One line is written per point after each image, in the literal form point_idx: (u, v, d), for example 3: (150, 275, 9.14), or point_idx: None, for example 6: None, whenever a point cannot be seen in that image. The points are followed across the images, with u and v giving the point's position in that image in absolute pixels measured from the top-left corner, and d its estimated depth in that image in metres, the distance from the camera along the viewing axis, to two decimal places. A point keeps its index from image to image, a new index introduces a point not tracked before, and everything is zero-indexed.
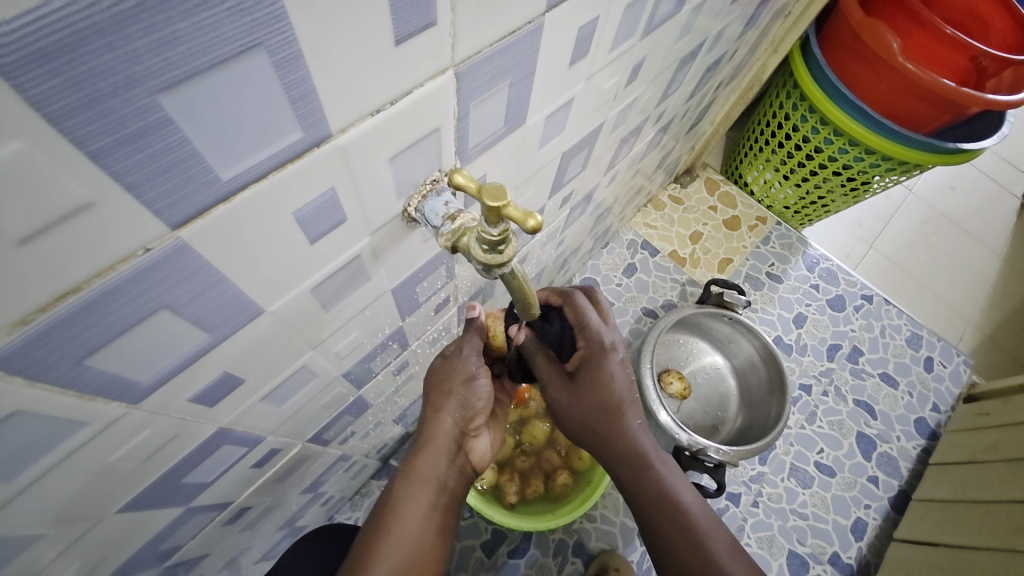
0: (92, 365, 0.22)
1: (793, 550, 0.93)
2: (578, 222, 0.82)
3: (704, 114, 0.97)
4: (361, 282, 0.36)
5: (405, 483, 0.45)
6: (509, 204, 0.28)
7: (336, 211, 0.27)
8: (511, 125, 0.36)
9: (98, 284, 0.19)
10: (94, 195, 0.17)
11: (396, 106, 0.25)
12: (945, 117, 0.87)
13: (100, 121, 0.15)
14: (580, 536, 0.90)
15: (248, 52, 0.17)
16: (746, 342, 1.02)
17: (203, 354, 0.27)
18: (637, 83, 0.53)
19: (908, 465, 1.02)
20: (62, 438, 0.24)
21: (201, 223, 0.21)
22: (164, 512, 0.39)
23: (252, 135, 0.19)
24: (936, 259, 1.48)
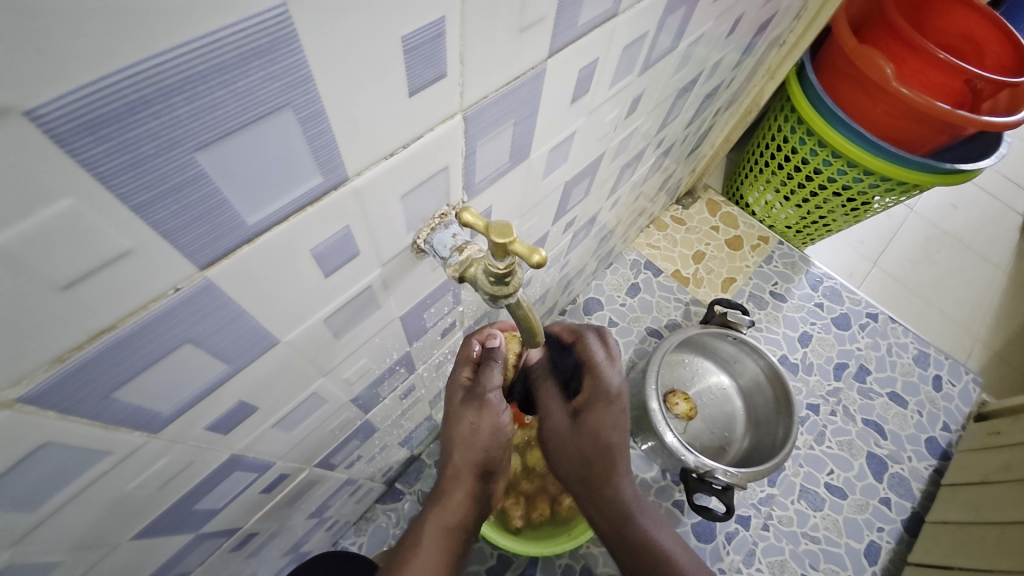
0: (119, 398, 0.23)
1: (805, 574, 0.91)
2: (582, 244, 0.84)
3: (704, 138, 0.99)
4: (371, 311, 0.37)
5: (431, 522, 0.46)
6: (514, 240, 0.29)
7: (349, 246, 0.29)
8: (515, 159, 0.38)
9: (129, 323, 0.20)
10: (133, 243, 0.18)
11: (408, 149, 0.26)
12: (942, 139, 0.88)
13: (142, 178, 0.17)
14: (588, 561, 0.89)
15: (277, 112, 0.19)
16: (751, 361, 1.02)
17: (221, 383, 0.29)
18: (637, 114, 0.55)
19: (920, 486, 1.00)
20: (86, 467, 0.25)
21: (226, 263, 0.22)
22: (174, 538, 0.39)
23: (278, 183, 0.21)
24: (940, 276, 1.48)
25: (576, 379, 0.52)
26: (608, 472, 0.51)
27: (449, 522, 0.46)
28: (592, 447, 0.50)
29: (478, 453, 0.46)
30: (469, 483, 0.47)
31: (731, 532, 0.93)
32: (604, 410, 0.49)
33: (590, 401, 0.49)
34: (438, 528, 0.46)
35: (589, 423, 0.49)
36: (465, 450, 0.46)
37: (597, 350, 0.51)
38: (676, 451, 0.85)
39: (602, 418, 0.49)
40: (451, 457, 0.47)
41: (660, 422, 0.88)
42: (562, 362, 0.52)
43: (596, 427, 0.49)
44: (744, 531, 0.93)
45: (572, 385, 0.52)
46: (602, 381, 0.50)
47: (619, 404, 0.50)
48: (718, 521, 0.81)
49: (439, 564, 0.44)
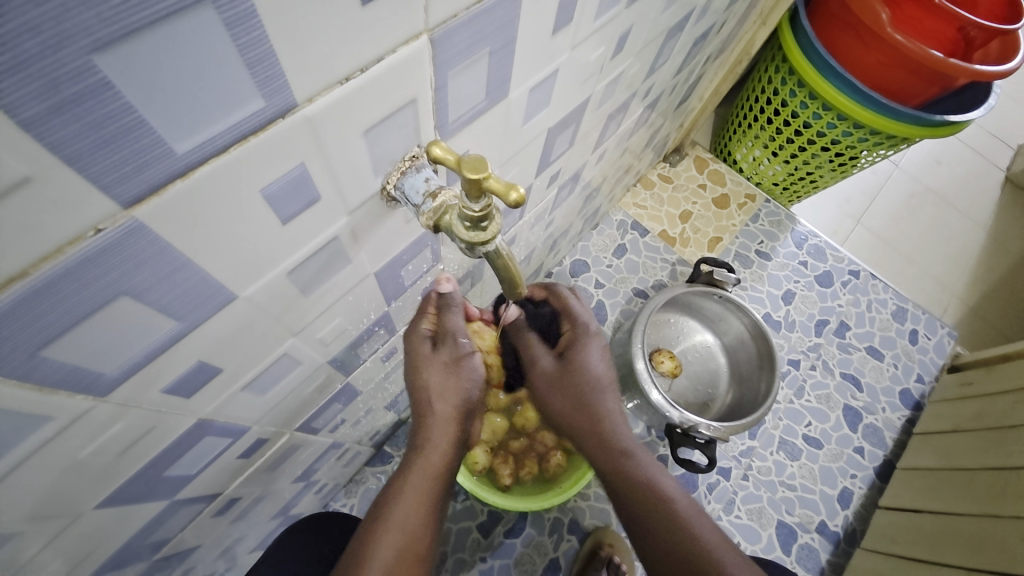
0: (49, 357, 0.21)
1: (782, 519, 0.95)
2: (567, 203, 0.81)
3: (693, 89, 0.95)
4: (341, 266, 0.35)
5: (408, 472, 0.45)
6: (490, 176, 0.26)
7: (308, 190, 0.26)
8: (492, 98, 0.35)
9: (46, 269, 0.18)
10: (30, 169, 0.15)
11: (366, 74, 0.23)
12: (932, 90, 0.86)
13: (29, 85, 0.14)
14: (574, 514, 0.91)
15: (193, 9, 0.16)
16: (736, 319, 1.03)
17: (173, 343, 0.26)
18: (623, 56, 0.52)
19: (892, 434, 1.04)
20: (24, 434, 0.23)
21: (158, 201, 0.19)
22: (147, 506, 0.38)
23: (209, 103, 0.18)
24: (922, 233, 1.50)
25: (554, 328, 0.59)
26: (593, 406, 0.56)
27: (428, 468, 0.45)
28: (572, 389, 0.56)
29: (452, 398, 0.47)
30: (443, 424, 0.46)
31: (712, 483, 0.96)
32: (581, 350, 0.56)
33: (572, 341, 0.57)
34: (418, 474, 0.45)
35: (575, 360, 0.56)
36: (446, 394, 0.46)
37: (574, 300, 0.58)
38: (661, 408, 0.86)
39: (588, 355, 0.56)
40: (421, 407, 0.47)
41: (646, 381, 0.88)
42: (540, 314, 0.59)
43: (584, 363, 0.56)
44: (725, 482, 0.96)
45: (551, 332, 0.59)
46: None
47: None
48: (700, 472, 0.83)
49: (424, 512, 0.44)
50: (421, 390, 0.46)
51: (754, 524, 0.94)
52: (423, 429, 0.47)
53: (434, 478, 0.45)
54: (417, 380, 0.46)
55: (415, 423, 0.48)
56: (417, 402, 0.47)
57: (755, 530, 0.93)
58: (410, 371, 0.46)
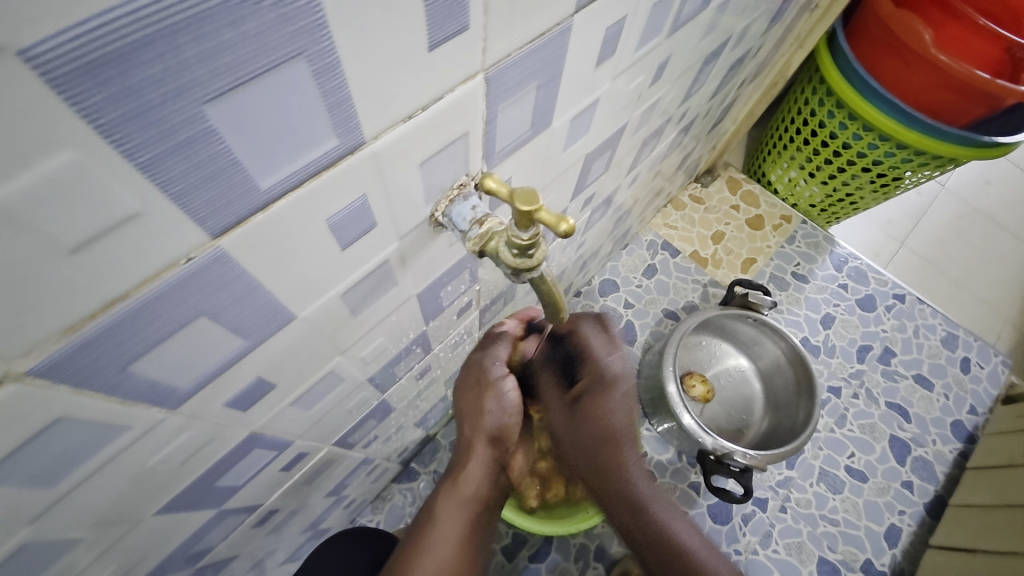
0: (135, 371, 0.22)
1: (824, 556, 0.90)
2: (598, 224, 0.81)
3: (727, 112, 0.95)
4: (388, 287, 0.36)
5: (446, 499, 0.46)
6: (541, 207, 0.27)
7: (367, 217, 0.27)
8: (536, 128, 0.36)
9: (141, 293, 0.20)
10: (141, 204, 0.17)
11: (426, 112, 0.25)
12: (979, 110, 0.83)
13: (148, 131, 0.16)
14: (602, 540, 0.89)
15: (288, 61, 0.17)
16: (772, 343, 1.00)
17: (238, 360, 0.28)
18: (661, 83, 0.52)
19: (944, 469, 0.98)
20: (105, 442, 0.25)
21: (240, 230, 0.21)
22: (196, 514, 0.40)
23: (292, 143, 0.20)
24: (971, 257, 1.43)
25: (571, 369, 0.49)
26: (612, 457, 0.50)
27: (465, 497, 0.46)
28: (592, 432, 0.49)
29: (494, 423, 0.48)
30: (484, 450, 0.48)
31: (748, 514, 0.92)
32: (603, 396, 0.48)
33: (595, 381, 0.50)
34: (453, 502, 0.46)
35: (597, 405, 0.48)
36: (494, 415, 0.47)
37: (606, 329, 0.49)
38: (693, 433, 0.84)
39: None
40: (465, 430, 0.49)
41: (677, 405, 0.87)
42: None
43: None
44: (762, 513, 0.92)
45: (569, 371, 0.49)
46: (602, 368, 0.47)
47: (620, 389, 0.48)
48: (736, 503, 0.79)
49: (458, 538, 0.44)
50: (467, 416, 0.48)
51: (794, 560, 0.89)
52: (466, 453, 0.48)
53: (470, 508, 0.46)
54: (466, 401, 0.48)
55: (458, 445, 0.49)
56: (461, 427, 0.49)
57: (795, 566, 0.89)
58: (460, 394, 0.49)
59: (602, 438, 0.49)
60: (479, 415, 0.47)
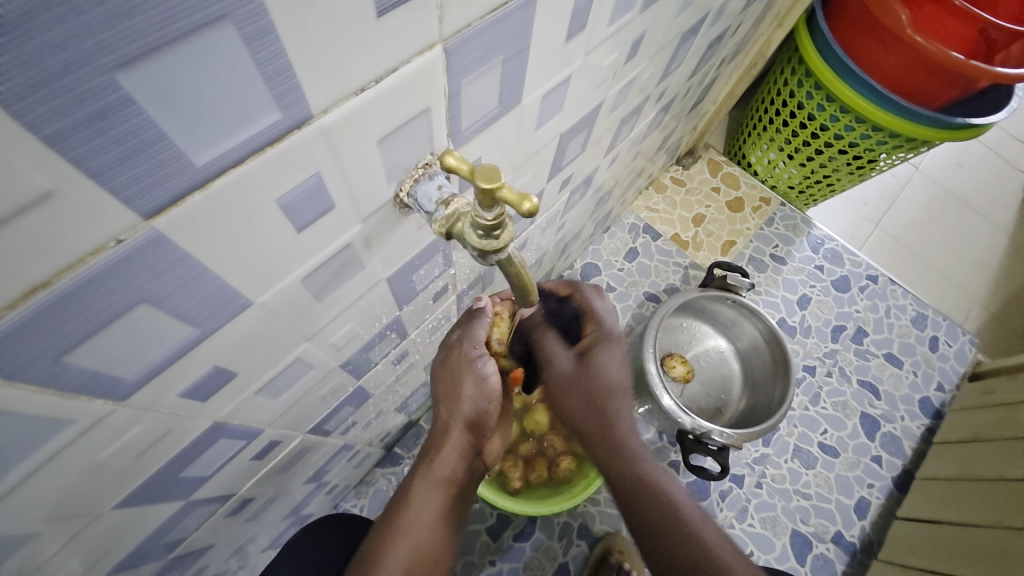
0: (71, 363, 0.21)
1: (796, 529, 0.93)
2: (578, 206, 0.81)
3: (707, 92, 0.94)
4: (354, 272, 0.35)
5: (421, 483, 0.45)
6: (503, 185, 0.26)
7: (323, 198, 0.26)
8: (505, 104, 0.35)
9: (67, 280, 0.18)
10: (54, 183, 0.16)
11: (381, 85, 0.23)
12: (954, 92, 0.84)
13: (53, 102, 0.14)
14: (584, 519, 0.91)
15: (212, 25, 0.16)
16: (750, 324, 1.01)
17: (190, 348, 0.27)
18: (637, 61, 0.51)
19: (912, 443, 1.01)
20: (46, 437, 0.24)
21: (177, 212, 0.20)
22: (163, 506, 0.39)
23: (227, 116, 0.18)
24: (943, 238, 1.46)
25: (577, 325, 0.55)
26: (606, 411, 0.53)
27: (440, 479, 0.46)
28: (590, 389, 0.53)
29: (472, 406, 0.47)
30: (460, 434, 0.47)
31: (724, 490, 0.95)
32: (608, 350, 0.52)
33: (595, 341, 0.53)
34: (428, 484, 0.45)
35: (593, 361, 0.52)
36: (468, 400, 0.47)
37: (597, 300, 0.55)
38: (672, 414, 0.85)
39: (609, 359, 0.53)
40: (442, 414, 0.48)
41: (657, 386, 0.87)
42: (561, 311, 0.55)
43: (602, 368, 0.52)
44: (738, 489, 0.95)
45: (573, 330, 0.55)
46: (603, 324, 0.54)
47: (617, 343, 0.53)
48: (713, 480, 0.81)
49: (433, 521, 0.44)
50: (444, 399, 0.48)
51: (768, 534, 0.92)
52: (442, 435, 0.48)
53: (446, 490, 0.46)
54: (443, 383, 0.48)
55: (434, 430, 0.49)
56: (438, 410, 0.48)
57: (769, 539, 0.92)
58: (436, 376, 0.48)
59: (598, 393, 0.53)
60: (455, 399, 0.47)
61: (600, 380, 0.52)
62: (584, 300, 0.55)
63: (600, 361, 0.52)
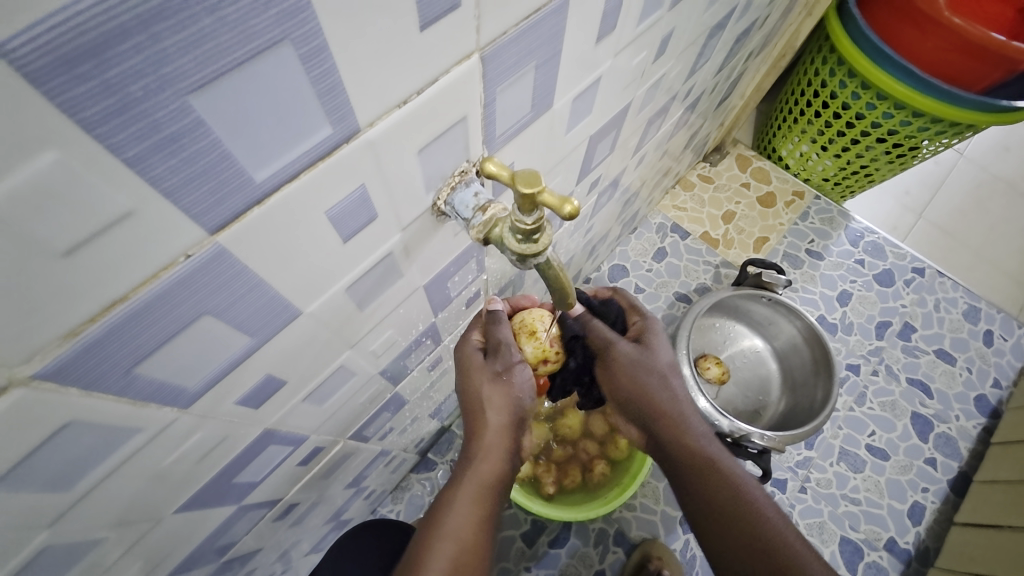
0: (142, 373, 0.22)
1: (845, 536, 0.89)
2: (606, 208, 0.80)
3: (734, 87, 0.92)
4: (394, 280, 0.36)
5: (465, 481, 0.46)
6: (544, 190, 0.27)
7: (367, 209, 0.27)
8: (538, 109, 0.35)
9: (141, 294, 0.19)
10: (132, 203, 0.17)
11: (422, 96, 0.24)
12: (998, 74, 0.79)
13: (133, 127, 0.15)
14: (620, 525, 0.89)
15: (274, 47, 0.17)
16: (787, 323, 0.98)
17: (246, 357, 0.28)
18: (665, 59, 0.51)
19: (968, 445, 0.96)
20: (118, 444, 0.25)
21: (238, 226, 0.21)
22: (217, 511, 0.40)
23: (284, 134, 0.19)
24: (992, 226, 1.38)
25: (622, 320, 0.58)
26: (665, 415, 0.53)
27: (485, 478, 0.46)
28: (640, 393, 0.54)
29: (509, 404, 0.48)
30: (499, 433, 0.47)
31: None
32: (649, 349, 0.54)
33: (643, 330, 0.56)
34: (471, 484, 0.46)
35: (646, 346, 0.55)
36: (503, 398, 0.47)
37: (637, 300, 0.60)
38: (709, 416, 0.83)
39: (658, 344, 0.55)
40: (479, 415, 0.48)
41: (692, 387, 0.85)
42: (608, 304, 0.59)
43: (654, 350, 0.54)
44: (781, 494, 0.91)
45: (618, 324, 0.58)
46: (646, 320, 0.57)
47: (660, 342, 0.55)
48: (755, 485, 0.79)
49: (472, 522, 0.44)
50: (480, 400, 0.48)
51: (815, 540, 0.88)
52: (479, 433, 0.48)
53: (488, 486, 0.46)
54: (469, 386, 0.49)
55: (471, 430, 0.49)
56: (475, 415, 0.48)
57: (816, 546, 0.88)
58: (465, 378, 0.49)
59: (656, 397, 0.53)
60: (490, 398, 0.47)
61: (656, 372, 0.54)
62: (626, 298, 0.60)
63: (651, 345, 0.55)
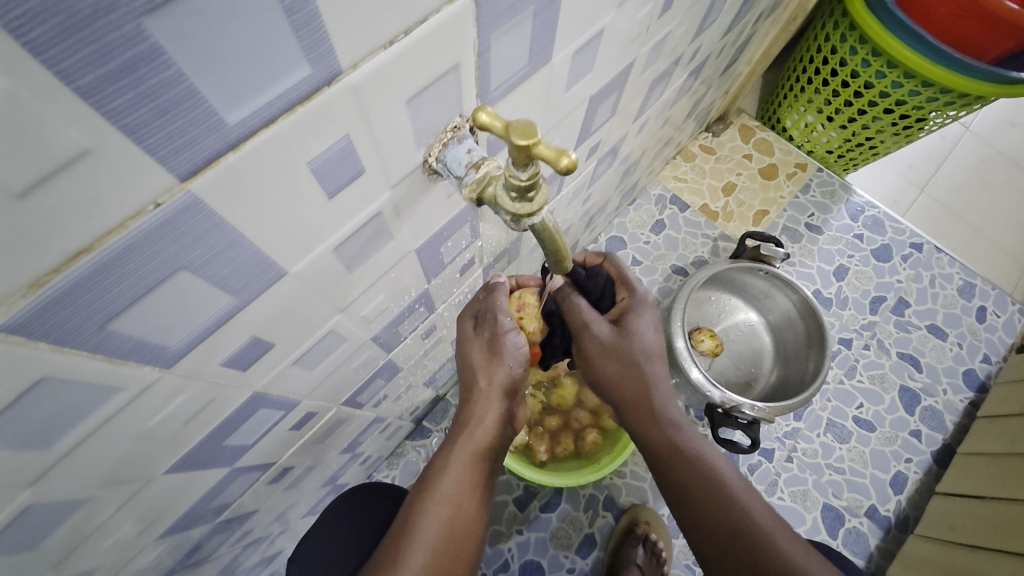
0: (117, 330, 0.21)
1: (828, 503, 0.91)
2: (605, 177, 0.78)
3: (741, 51, 0.89)
4: (384, 242, 0.34)
5: (458, 449, 0.46)
6: (540, 142, 0.25)
7: (353, 162, 0.25)
8: (535, 63, 0.33)
9: (109, 244, 0.18)
10: (92, 140, 0.15)
11: (410, 37, 0.22)
12: (1010, 43, 0.76)
13: (84, 52, 0.14)
14: (610, 491, 0.92)
15: None
16: (782, 296, 0.98)
17: (230, 317, 0.27)
18: (671, 15, 0.48)
19: (953, 418, 0.98)
20: (99, 403, 0.24)
21: (210, 174, 0.19)
22: (210, 472, 0.40)
23: (257, 70, 0.18)
24: (993, 203, 1.37)
25: (608, 294, 0.55)
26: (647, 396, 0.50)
27: (478, 446, 0.46)
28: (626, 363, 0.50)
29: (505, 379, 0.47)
30: (496, 405, 0.47)
31: (754, 464, 0.94)
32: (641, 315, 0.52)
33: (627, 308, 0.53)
34: (465, 451, 0.46)
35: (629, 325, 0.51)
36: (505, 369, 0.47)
37: (629, 269, 0.55)
38: (701, 387, 0.83)
39: (642, 324, 0.52)
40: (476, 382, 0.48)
41: (685, 359, 0.86)
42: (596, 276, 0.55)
43: (637, 331, 0.51)
44: (768, 463, 0.94)
45: (603, 301, 0.55)
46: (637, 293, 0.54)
47: (651, 312, 0.53)
48: (743, 454, 0.79)
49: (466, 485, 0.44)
50: (478, 368, 0.48)
51: (799, 507, 0.91)
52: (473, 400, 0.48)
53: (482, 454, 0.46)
54: (466, 355, 0.49)
55: (466, 398, 0.49)
56: (473, 380, 0.48)
57: (800, 512, 0.90)
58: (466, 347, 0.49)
59: (632, 359, 0.50)
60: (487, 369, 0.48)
61: (639, 343, 0.51)
62: (615, 266, 0.56)
63: (635, 324, 0.51)
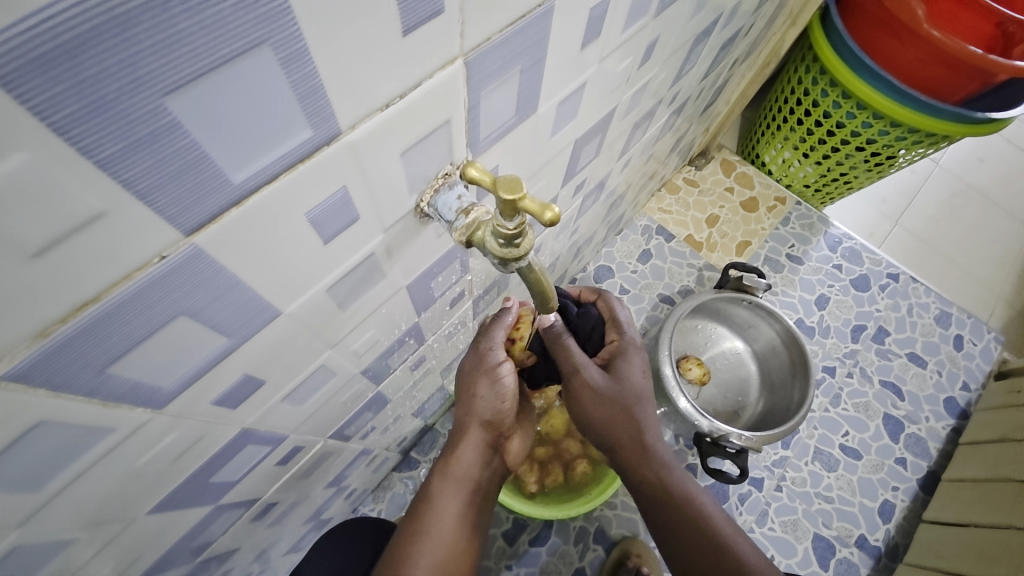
0: (115, 373, 0.22)
1: (818, 533, 0.91)
2: (592, 210, 0.81)
3: (720, 92, 0.94)
4: (376, 280, 0.36)
5: (443, 481, 0.46)
6: (525, 196, 0.27)
7: (348, 210, 0.27)
8: (522, 113, 0.35)
9: (113, 295, 0.19)
10: (106, 204, 0.17)
11: (405, 99, 0.24)
12: (972, 87, 0.82)
13: (106, 128, 0.15)
14: (601, 523, 0.91)
15: (253, 50, 0.17)
16: (766, 325, 1.00)
17: (224, 357, 0.28)
18: (650, 65, 0.51)
19: (937, 445, 0.99)
20: (90, 445, 0.25)
21: (214, 227, 0.20)
22: (194, 510, 0.40)
23: (263, 135, 0.19)
24: (965, 234, 1.43)
25: (599, 333, 0.56)
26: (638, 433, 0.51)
27: (461, 476, 0.47)
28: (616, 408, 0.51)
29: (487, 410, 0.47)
30: (481, 435, 0.48)
31: (743, 494, 0.94)
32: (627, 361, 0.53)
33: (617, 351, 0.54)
34: (450, 482, 0.46)
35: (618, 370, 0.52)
36: (487, 400, 0.47)
37: (620, 309, 0.57)
38: (689, 416, 0.84)
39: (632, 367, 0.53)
40: (459, 416, 0.49)
41: (673, 388, 0.87)
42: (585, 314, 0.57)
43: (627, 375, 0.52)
44: (757, 493, 0.94)
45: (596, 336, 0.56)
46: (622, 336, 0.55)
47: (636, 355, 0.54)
48: (731, 484, 0.80)
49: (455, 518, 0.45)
50: (461, 403, 0.48)
51: (789, 538, 0.91)
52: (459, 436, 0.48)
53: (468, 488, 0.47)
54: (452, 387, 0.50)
55: (453, 431, 0.49)
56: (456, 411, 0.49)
57: (790, 543, 0.90)
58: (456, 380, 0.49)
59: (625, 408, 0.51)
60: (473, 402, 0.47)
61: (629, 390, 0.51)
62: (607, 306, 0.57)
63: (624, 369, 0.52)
